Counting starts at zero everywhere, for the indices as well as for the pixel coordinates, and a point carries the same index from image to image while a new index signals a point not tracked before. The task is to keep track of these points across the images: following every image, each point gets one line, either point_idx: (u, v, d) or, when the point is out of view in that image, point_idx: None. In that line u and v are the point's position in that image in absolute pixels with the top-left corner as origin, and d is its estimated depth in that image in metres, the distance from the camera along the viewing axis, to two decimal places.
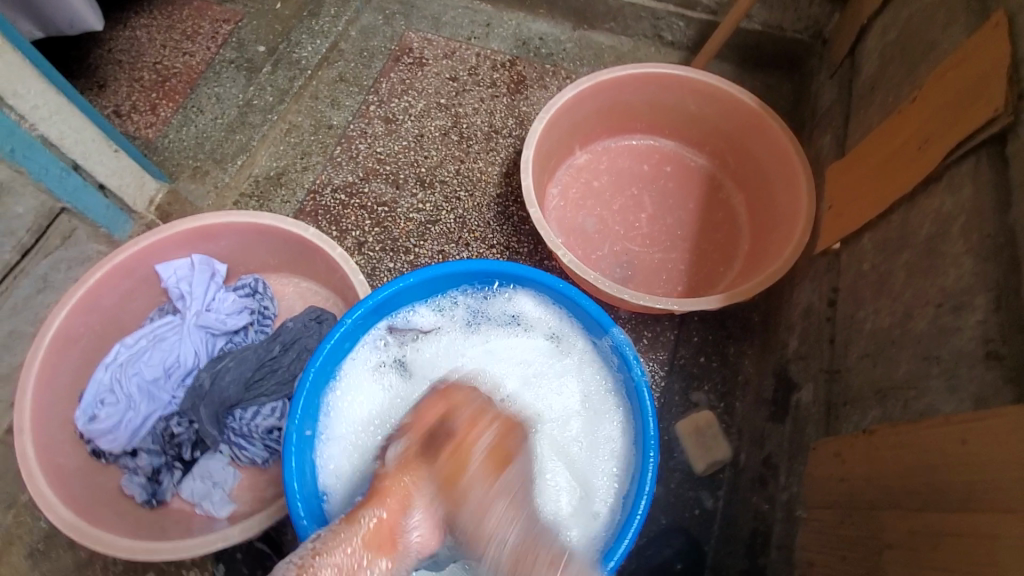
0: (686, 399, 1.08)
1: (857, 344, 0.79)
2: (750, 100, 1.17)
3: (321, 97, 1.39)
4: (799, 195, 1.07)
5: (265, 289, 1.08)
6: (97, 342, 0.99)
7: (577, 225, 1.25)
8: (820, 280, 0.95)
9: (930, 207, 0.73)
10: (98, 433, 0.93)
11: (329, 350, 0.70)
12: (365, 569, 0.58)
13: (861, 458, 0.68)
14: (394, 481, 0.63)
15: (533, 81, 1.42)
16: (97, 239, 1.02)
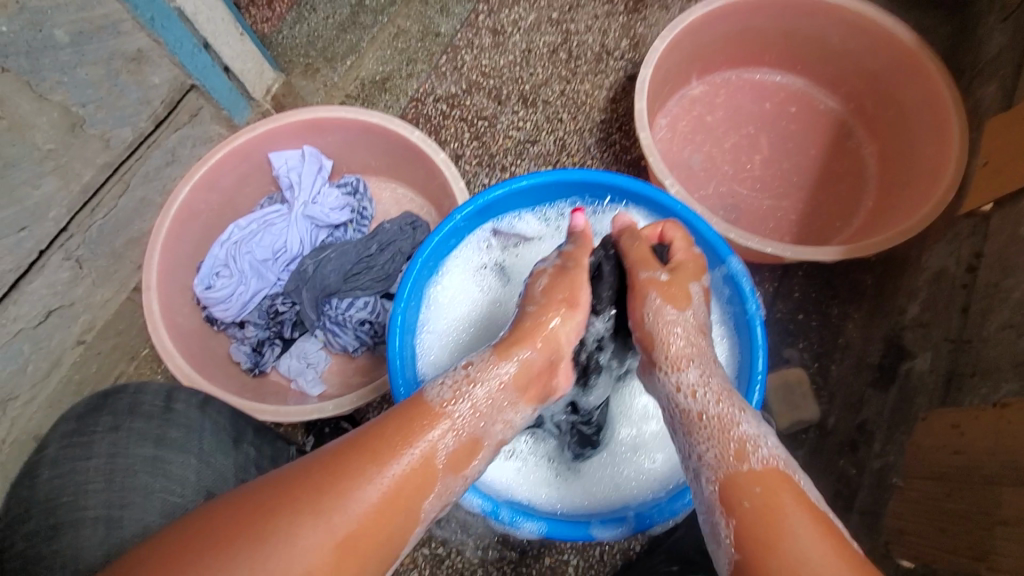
0: (776, 355, 1.02)
1: (999, 314, 0.71)
2: (909, 35, 1.02)
3: (431, 3, 1.33)
4: (948, 145, 0.95)
5: (365, 190, 1.11)
6: (214, 220, 1.05)
7: (683, 161, 1.18)
8: (961, 244, 0.85)
9: None
10: (213, 302, 1.01)
11: (436, 244, 0.70)
12: (511, 404, 0.64)
13: (986, 432, 0.63)
14: (541, 323, 0.66)
15: (654, 1, 1.31)
16: (218, 120, 1.08)
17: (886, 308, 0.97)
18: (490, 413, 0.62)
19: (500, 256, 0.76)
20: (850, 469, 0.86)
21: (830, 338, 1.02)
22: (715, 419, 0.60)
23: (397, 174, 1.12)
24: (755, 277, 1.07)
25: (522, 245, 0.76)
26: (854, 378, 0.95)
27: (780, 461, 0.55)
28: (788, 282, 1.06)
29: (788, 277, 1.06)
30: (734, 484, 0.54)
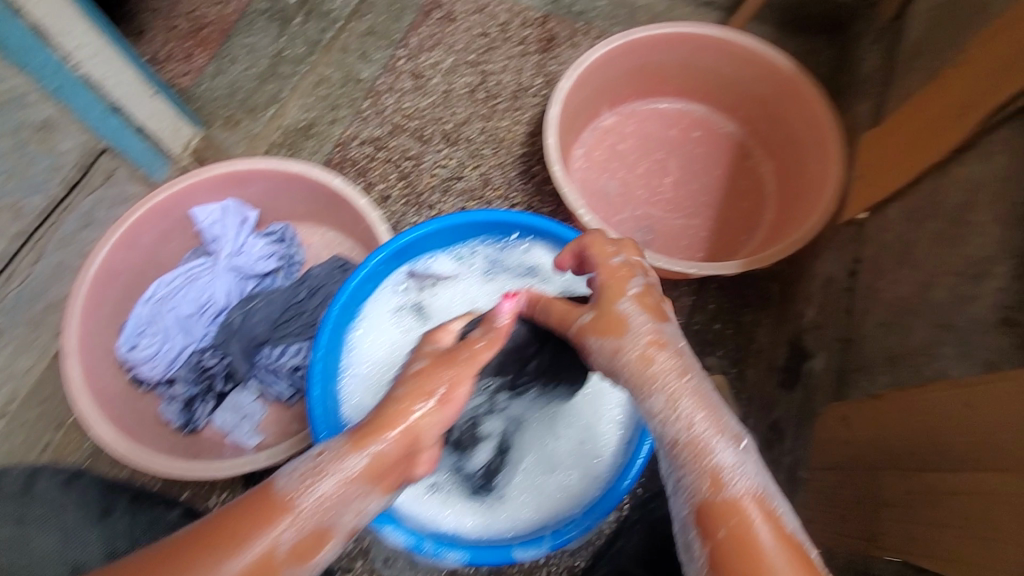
0: (698, 364, 1.09)
1: (873, 313, 0.79)
2: (787, 64, 1.13)
3: (351, 50, 1.39)
4: (829, 162, 1.05)
5: (293, 237, 1.12)
6: (136, 278, 1.04)
7: (600, 188, 1.25)
8: (843, 250, 0.93)
9: (961, 176, 0.71)
10: (139, 362, 0.99)
11: (351, 290, 0.73)
12: (370, 487, 0.58)
13: (868, 422, 0.69)
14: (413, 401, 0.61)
15: (563, 40, 1.40)
16: (135, 179, 1.09)
17: (790, 313, 1.04)
18: (342, 502, 0.56)
19: (419, 297, 0.78)
20: (768, 467, 0.92)
21: (745, 344, 1.09)
22: (689, 446, 0.54)
23: (324, 218, 1.13)
24: (674, 292, 1.14)
25: (439, 285, 0.79)
26: (767, 380, 1.02)
27: (758, 492, 0.52)
28: (704, 295, 1.13)
29: (704, 289, 1.13)
30: (710, 511, 0.51)
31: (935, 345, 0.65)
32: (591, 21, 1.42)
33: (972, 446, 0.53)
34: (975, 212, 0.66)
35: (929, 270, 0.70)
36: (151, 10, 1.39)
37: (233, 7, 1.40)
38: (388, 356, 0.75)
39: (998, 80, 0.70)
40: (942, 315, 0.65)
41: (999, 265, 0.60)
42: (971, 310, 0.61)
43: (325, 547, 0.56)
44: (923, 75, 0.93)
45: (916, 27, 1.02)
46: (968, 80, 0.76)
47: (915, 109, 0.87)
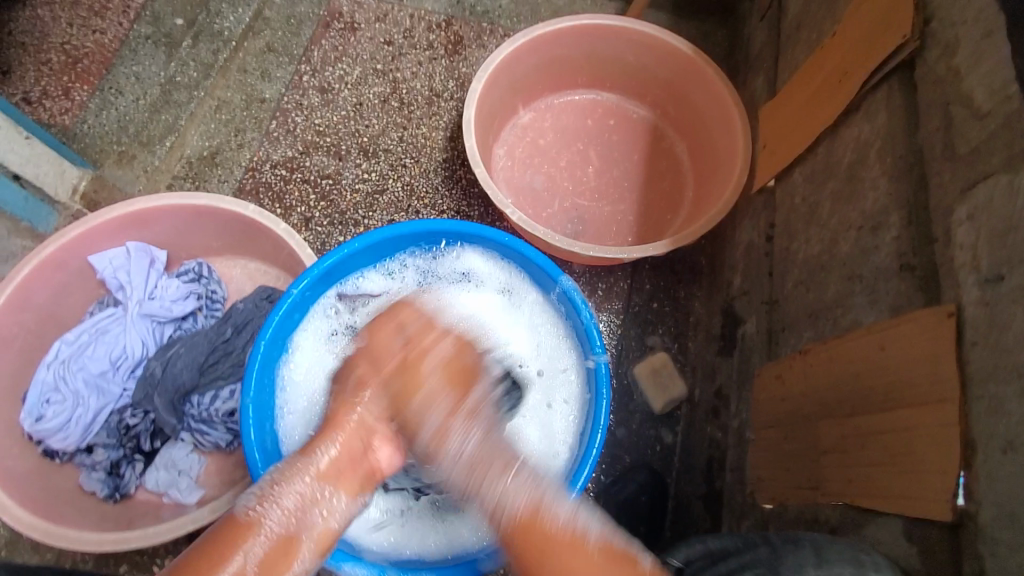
0: (642, 344, 1.11)
1: (792, 273, 0.83)
2: (686, 47, 1.17)
3: (250, 70, 1.33)
4: (736, 137, 1.09)
5: (210, 273, 1.04)
6: (35, 341, 0.95)
7: (526, 184, 1.25)
8: (758, 217, 0.98)
9: (851, 136, 0.76)
10: (47, 433, 0.89)
11: (278, 323, 0.73)
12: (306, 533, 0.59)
13: (799, 377, 0.73)
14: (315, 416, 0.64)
15: (471, 41, 1.39)
16: (19, 233, 1.02)
17: (719, 283, 1.09)
18: (300, 512, 0.58)
19: (354, 318, 0.80)
20: (718, 433, 0.95)
21: (683, 318, 1.13)
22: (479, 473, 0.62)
23: (242, 249, 1.08)
24: (609, 278, 1.16)
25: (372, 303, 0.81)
26: (707, 349, 1.06)
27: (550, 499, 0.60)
28: (639, 277, 1.15)
29: (638, 271, 1.16)
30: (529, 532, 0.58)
31: (848, 297, 0.69)
32: (496, 20, 1.42)
33: (893, 386, 0.57)
34: (867, 169, 0.71)
35: (833, 228, 0.75)
36: (15, 45, 1.26)
37: (110, 34, 1.30)
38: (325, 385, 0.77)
39: (870, 45, 0.75)
40: (851, 267, 0.69)
41: (892, 216, 0.64)
42: (875, 260, 0.65)
43: (297, 558, 0.57)
44: (806, 46, 0.98)
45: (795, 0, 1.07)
46: (845, 47, 0.81)
47: (801, 81, 0.94)
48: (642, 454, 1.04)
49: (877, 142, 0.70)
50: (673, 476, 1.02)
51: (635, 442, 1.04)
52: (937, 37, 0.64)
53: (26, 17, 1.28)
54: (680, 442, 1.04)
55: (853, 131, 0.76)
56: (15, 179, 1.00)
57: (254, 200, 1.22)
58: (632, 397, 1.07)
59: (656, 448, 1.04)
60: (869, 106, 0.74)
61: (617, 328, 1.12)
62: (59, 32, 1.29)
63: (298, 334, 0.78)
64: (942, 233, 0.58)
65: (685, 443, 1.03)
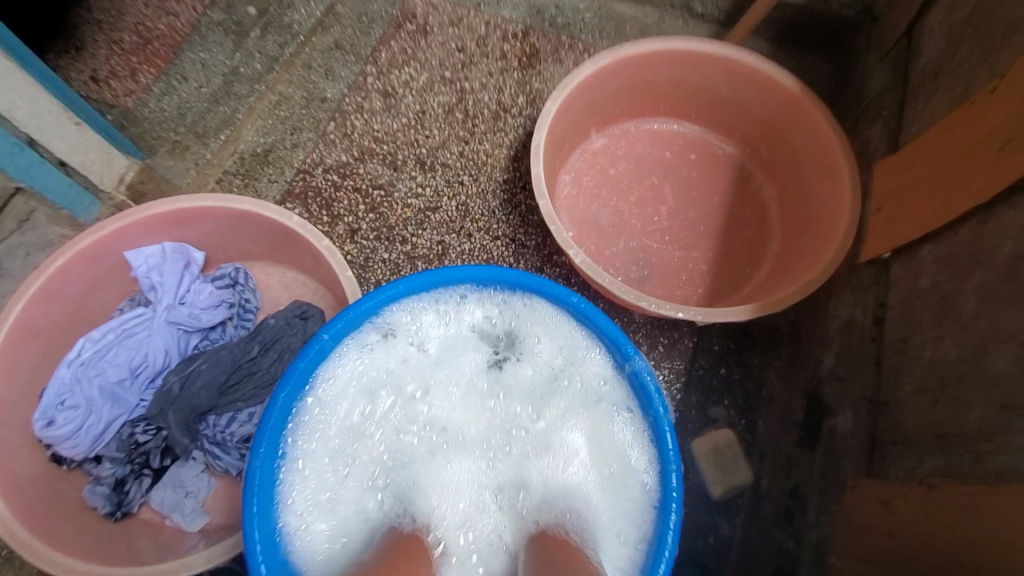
0: (703, 415, 0.97)
1: (910, 374, 0.69)
2: (791, 83, 1.03)
3: (315, 67, 1.26)
4: (842, 191, 0.94)
5: (247, 280, 0.98)
6: (61, 335, 0.90)
7: (590, 218, 1.14)
8: (865, 293, 0.83)
9: (1014, 221, 0.62)
10: (56, 440, 0.84)
11: (301, 373, 0.65)
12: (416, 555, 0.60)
13: (917, 513, 0.60)
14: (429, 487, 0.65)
15: (547, 55, 1.29)
16: (58, 221, 0.93)
17: (803, 358, 0.94)
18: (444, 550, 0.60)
19: (395, 364, 0.70)
20: (790, 541, 0.81)
21: (754, 391, 0.98)
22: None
23: (282, 258, 1.01)
24: (673, 333, 1.03)
25: (416, 348, 0.71)
26: (781, 435, 0.91)
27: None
28: (707, 336, 1.02)
29: (706, 330, 1.02)
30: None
31: (999, 429, 0.56)
32: (577, 34, 1.31)
33: None
34: None
35: (981, 333, 0.61)
36: (91, 22, 1.26)
37: (182, 18, 1.27)
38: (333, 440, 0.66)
39: None
40: (1005, 391, 0.56)
41: None
42: None
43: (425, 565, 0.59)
44: (949, 98, 0.83)
45: (932, 42, 0.92)
46: (1014, 107, 0.67)
47: (935, 137, 0.79)
48: (691, 544, 0.91)
49: None
50: None
51: (684, 530, 0.91)
52: None
53: None
54: (738, 538, 0.90)
55: (1018, 216, 0.61)
56: (61, 168, 0.91)
57: (302, 204, 1.15)
58: (685, 476, 0.94)
59: (709, 540, 0.90)
60: None
61: (676, 392, 0.99)
62: (136, 11, 1.27)
63: (327, 382, 0.67)
64: None
65: (744, 541, 0.89)
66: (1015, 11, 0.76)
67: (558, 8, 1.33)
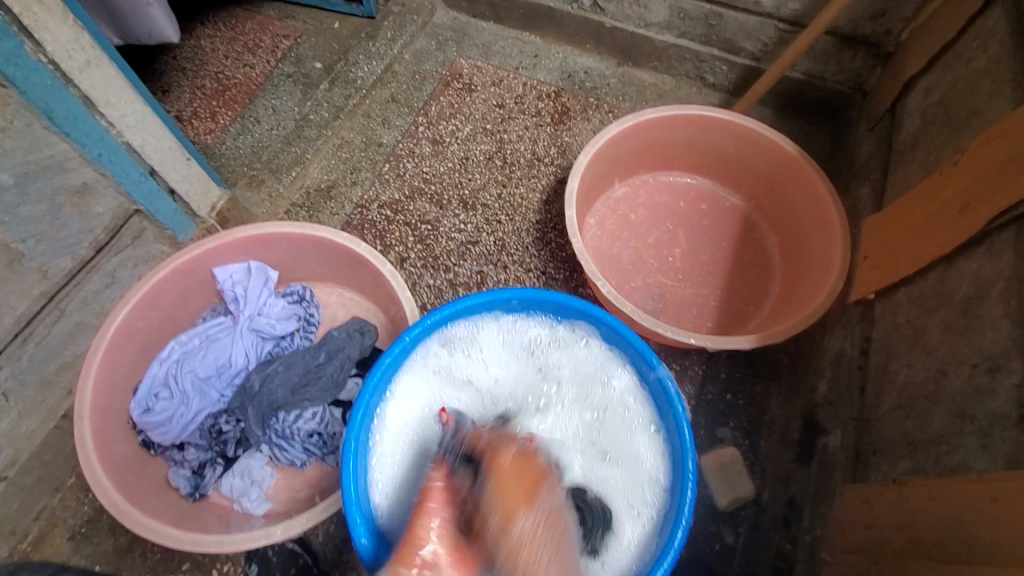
0: (711, 435, 1.09)
1: (889, 395, 0.82)
2: (790, 147, 1.19)
3: (373, 116, 1.46)
4: (834, 240, 1.09)
5: (312, 297, 1.13)
6: (154, 337, 1.05)
7: (612, 256, 1.29)
8: (853, 328, 0.96)
9: (969, 269, 0.75)
10: (150, 425, 0.98)
11: (387, 365, 0.79)
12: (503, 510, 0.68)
13: (891, 507, 0.71)
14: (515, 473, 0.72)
15: (576, 113, 1.47)
16: (161, 240, 1.09)
17: (801, 386, 1.06)
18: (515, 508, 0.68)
19: (461, 370, 0.85)
20: (787, 544, 0.91)
21: (757, 415, 1.10)
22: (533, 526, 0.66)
23: (344, 279, 1.15)
24: (684, 361, 1.16)
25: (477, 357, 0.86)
26: (781, 453, 1.03)
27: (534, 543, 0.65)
28: (715, 364, 1.14)
29: (714, 359, 1.15)
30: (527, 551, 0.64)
31: (955, 435, 0.68)
32: (603, 97, 1.50)
33: (1004, 543, 0.57)
34: (986, 305, 0.70)
35: (943, 359, 0.74)
36: (178, 70, 1.47)
37: (258, 69, 1.48)
38: (408, 424, 0.81)
39: (997, 182, 0.75)
40: (961, 405, 0.69)
41: (1014, 360, 0.64)
42: (991, 403, 0.65)
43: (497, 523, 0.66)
44: (922, 167, 0.98)
45: (910, 118, 1.09)
46: (968, 179, 0.81)
47: (911, 200, 0.93)
48: (699, 550, 1.01)
49: (1000, 281, 0.70)
50: None
51: (693, 537, 1.02)
52: None
53: (191, 46, 1.51)
54: (741, 546, 1.00)
55: (971, 264, 0.75)
56: (170, 195, 1.08)
57: (358, 234, 1.31)
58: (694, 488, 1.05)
59: (716, 547, 1.01)
60: (992, 242, 0.73)
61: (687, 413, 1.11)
62: (216, 62, 1.49)
63: (404, 377, 0.82)
64: None
65: (747, 548, 0.99)
66: (973, 99, 0.92)
67: (586, 73, 1.53)
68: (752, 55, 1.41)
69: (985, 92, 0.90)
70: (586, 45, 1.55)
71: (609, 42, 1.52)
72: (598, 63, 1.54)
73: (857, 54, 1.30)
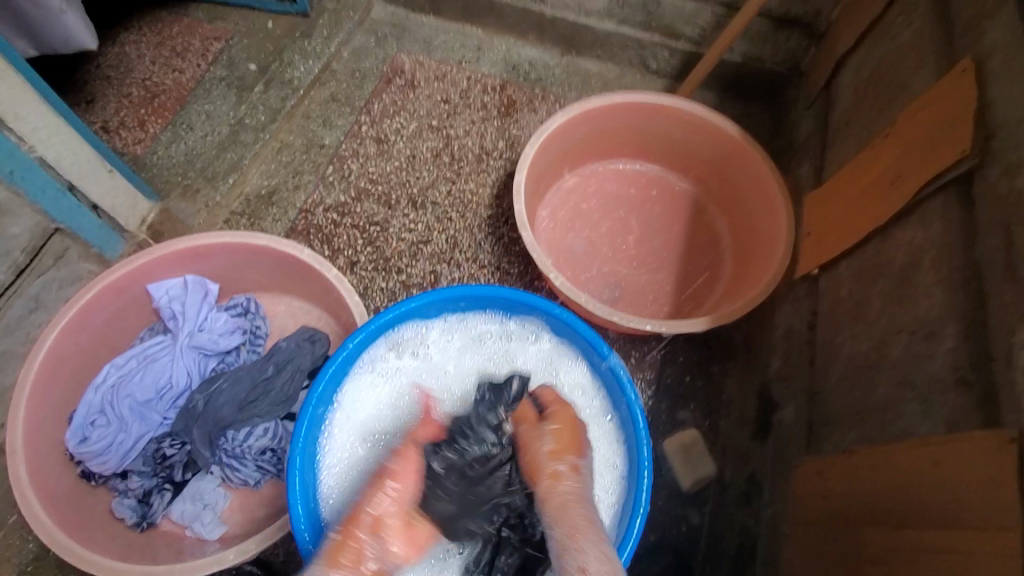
0: (672, 418, 1.10)
1: (836, 367, 0.83)
2: (733, 129, 1.21)
3: (313, 117, 1.41)
4: (779, 219, 1.11)
5: (257, 308, 1.08)
6: (87, 362, 0.98)
7: (566, 247, 1.28)
8: (800, 303, 0.98)
9: (903, 239, 0.77)
10: (88, 455, 0.92)
11: (330, 376, 0.76)
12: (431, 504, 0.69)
13: (844, 476, 0.73)
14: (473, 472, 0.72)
15: (523, 105, 1.46)
16: (88, 258, 1.02)
17: (755, 363, 1.08)
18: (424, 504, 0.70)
19: (409, 372, 0.82)
20: (749, 520, 0.93)
21: (716, 395, 1.11)
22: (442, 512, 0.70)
23: (291, 288, 1.11)
24: (643, 347, 1.16)
25: (426, 358, 0.84)
26: (740, 431, 1.04)
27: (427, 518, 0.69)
28: (673, 348, 1.15)
29: (672, 343, 1.16)
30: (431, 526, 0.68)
31: (899, 402, 0.70)
32: (548, 88, 1.49)
33: (953, 506, 0.59)
34: (920, 274, 0.72)
35: (884, 328, 0.76)
36: (102, 78, 1.38)
37: (188, 74, 1.40)
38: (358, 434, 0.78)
39: (924, 152, 0.77)
40: (902, 372, 0.71)
41: (948, 326, 0.66)
42: (929, 368, 0.67)
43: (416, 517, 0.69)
44: (857, 142, 1.01)
45: (844, 96, 1.11)
46: (898, 151, 0.83)
47: (848, 174, 0.95)
48: (667, 533, 1.02)
49: (932, 250, 0.71)
50: (698, 560, 1.00)
51: (660, 520, 1.02)
52: (999, 156, 0.66)
53: (114, 52, 1.42)
54: (707, 525, 1.01)
55: (905, 235, 0.77)
56: (93, 211, 1.02)
57: (304, 240, 1.26)
58: (659, 473, 1.06)
59: (683, 528, 1.02)
60: (923, 212, 0.76)
61: (648, 399, 1.11)
62: (143, 69, 1.41)
63: (350, 386, 0.80)
64: (1003, 353, 0.59)
65: (712, 527, 1.00)
66: (900, 74, 0.95)
67: (531, 65, 1.52)
68: (692, 40, 1.42)
69: (911, 66, 0.93)
70: (528, 35, 1.53)
71: (551, 32, 1.50)
72: (542, 53, 1.53)
73: (791, 35, 1.32)
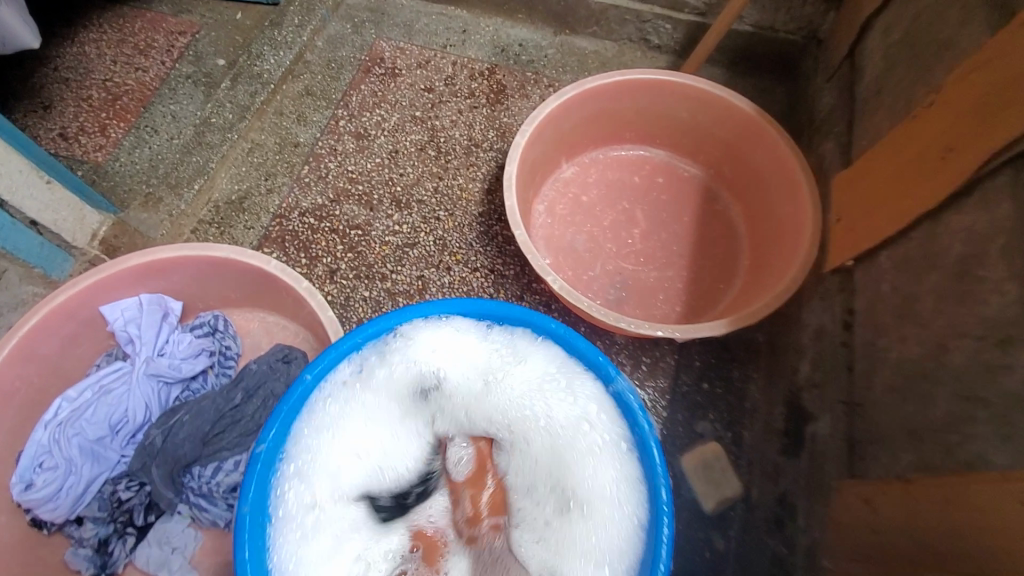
0: (690, 431, 0.99)
1: (881, 375, 0.72)
2: (746, 106, 1.08)
3: (287, 113, 1.30)
4: (803, 204, 0.99)
5: (226, 327, 0.97)
6: (36, 396, 0.88)
7: (566, 244, 1.17)
8: (833, 300, 0.87)
9: (960, 224, 0.66)
10: (35, 503, 0.81)
11: (284, 416, 0.64)
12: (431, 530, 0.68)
13: (898, 508, 0.62)
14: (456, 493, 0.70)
15: (514, 90, 1.34)
16: (30, 280, 0.93)
17: (781, 367, 0.96)
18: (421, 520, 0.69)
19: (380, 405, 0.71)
20: (782, 548, 0.82)
21: (738, 404, 1.00)
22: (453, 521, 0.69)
23: (262, 303, 1.00)
24: (655, 352, 1.05)
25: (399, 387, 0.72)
26: (767, 444, 0.93)
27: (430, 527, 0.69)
28: (687, 353, 1.04)
29: (686, 346, 1.05)
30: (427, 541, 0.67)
31: (966, 421, 0.58)
32: (541, 70, 1.37)
33: None
34: (986, 266, 0.60)
35: (940, 331, 0.64)
36: (59, 81, 1.28)
37: (151, 72, 1.30)
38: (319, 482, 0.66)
39: (982, 121, 0.65)
40: (969, 385, 0.59)
41: None
42: (1005, 381, 0.55)
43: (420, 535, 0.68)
44: (891, 114, 0.88)
45: (872, 62, 0.99)
46: (943, 123, 0.71)
47: (881, 151, 0.83)
48: (688, 561, 0.91)
49: (1000, 237, 0.60)
50: None
51: (680, 547, 0.91)
52: None
53: (72, 52, 1.32)
54: (733, 551, 0.90)
55: (963, 219, 0.65)
56: (32, 227, 0.93)
57: (279, 248, 1.15)
58: (677, 493, 0.95)
59: (706, 556, 0.91)
60: (985, 191, 0.64)
61: (662, 409, 1.00)
62: (102, 68, 1.30)
63: (308, 425, 0.67)
64: None
65: (739, 553, 0.89)
66: (942, 32, 0.83)
67: (521, 46, 1.40)
68: (697, 10, 1.30)
69: (956, 22, 0.80)
70: (518, 14, 1.41)
71: (543, 9, 1.38)
72: (533, 33, 1.41)
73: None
